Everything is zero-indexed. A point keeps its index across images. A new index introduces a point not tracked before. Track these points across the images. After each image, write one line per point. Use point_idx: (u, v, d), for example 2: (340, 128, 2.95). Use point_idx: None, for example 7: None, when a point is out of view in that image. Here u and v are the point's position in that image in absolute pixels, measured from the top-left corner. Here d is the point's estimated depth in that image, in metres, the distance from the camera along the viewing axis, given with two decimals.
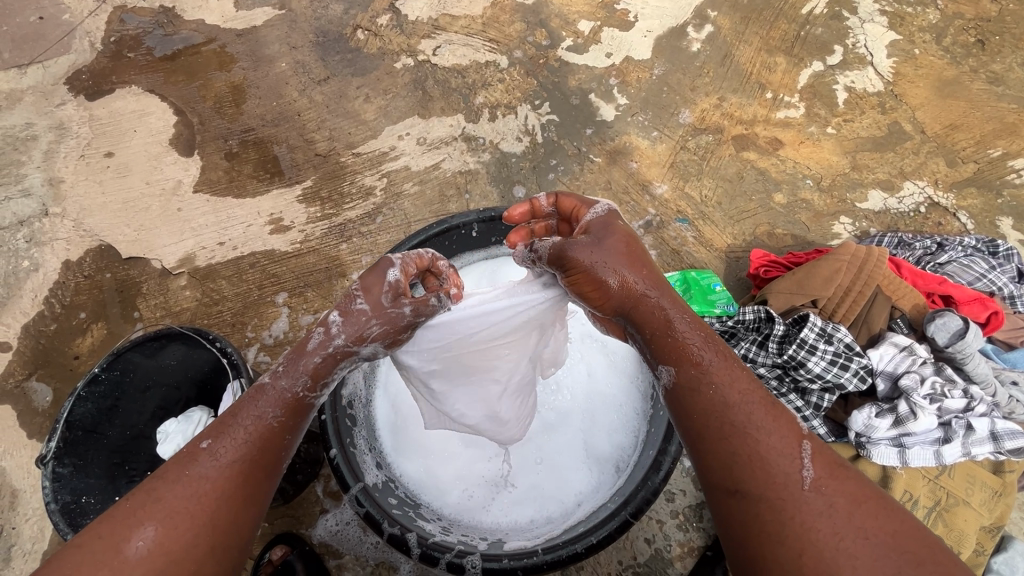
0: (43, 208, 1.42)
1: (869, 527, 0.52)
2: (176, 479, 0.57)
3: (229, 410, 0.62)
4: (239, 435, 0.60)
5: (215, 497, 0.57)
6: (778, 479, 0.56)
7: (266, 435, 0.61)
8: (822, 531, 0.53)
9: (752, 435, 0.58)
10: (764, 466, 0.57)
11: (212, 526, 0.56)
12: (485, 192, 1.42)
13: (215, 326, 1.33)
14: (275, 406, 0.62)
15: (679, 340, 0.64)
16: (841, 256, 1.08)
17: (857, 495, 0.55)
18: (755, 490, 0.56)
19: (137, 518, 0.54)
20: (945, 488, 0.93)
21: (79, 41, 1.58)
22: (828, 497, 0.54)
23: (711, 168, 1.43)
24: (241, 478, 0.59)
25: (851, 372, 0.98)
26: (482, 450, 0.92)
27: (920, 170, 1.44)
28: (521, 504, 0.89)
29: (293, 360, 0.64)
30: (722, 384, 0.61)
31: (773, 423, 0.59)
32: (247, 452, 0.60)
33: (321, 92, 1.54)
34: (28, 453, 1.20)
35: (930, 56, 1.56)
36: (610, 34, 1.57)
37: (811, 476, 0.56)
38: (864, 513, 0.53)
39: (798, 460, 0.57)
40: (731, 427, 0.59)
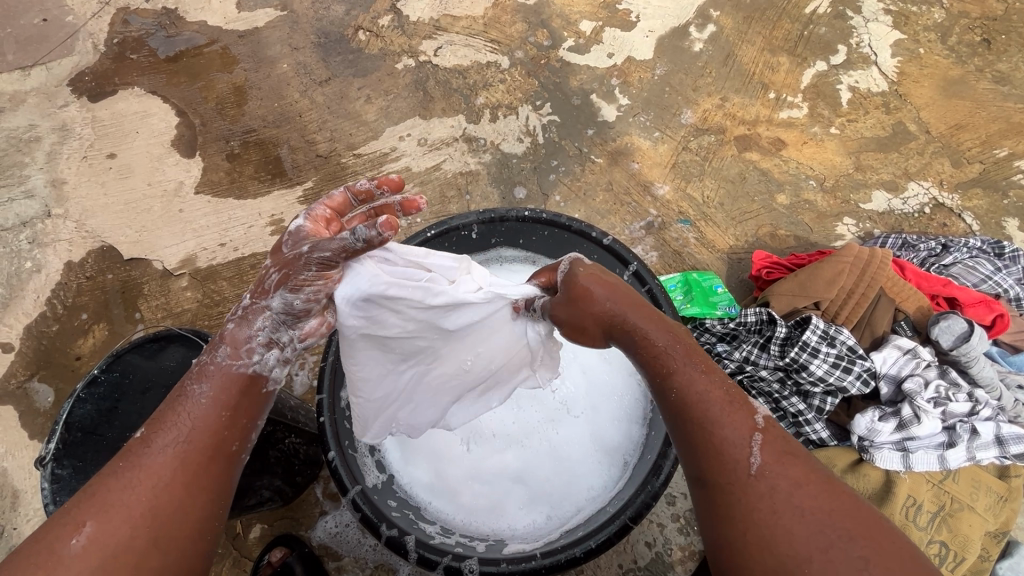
0: (46, 209, 1.42)
1: (808, 507, 0.53)
2: (110, 472, 0.56)
3: (165, 400, 0.61)
4: (171, 419, 0.59)
5: (151, 487, 0.56)
6: (729, 464, 0.57)
7: (201, 414, 0.60)
8: (763, 511, 0.54)
9: (709, 426, 0.59)
10: (717, 455, 0.58)
11: (153, 514, 0.55)
12: (486, 193, 1.42)
13: (215, 327, 1.33)
14: (205, 382, 0.61)
15: (648, 346, 0.65)
16: (843, 258, 1.07)
17: (806, 478, 0.55)
18: (709, 476, 0.58)
19: (75, 515, 0.54)
20: (949, 493, 0.92)
21: (82, 43, 1.58)
22: (771, 480, 0.55)
23: (713, 168, 1.42)
24: (180, 463, 0.57)
25: (854, 375, 0.97)
26: (487, 447, 0.93)
27: (924, 170, 1.43)
28: (533, 501, 0.89)
29: (215, 338, 0.63)
30: (685, 384, 0.62)
31: (729, 415, 0.59)
32: (187, 436, 0.58)
33: (322, 93, 1.54)
34: (29, 454, 1.20)
35: (935, 55, 1.54)
36: (612, 34, 1.56)
37: (760, 463, 0.56)
38: (808, 494, 0.54)
39: (749, 448, 0.57)
40: (691, 419, 0.60)
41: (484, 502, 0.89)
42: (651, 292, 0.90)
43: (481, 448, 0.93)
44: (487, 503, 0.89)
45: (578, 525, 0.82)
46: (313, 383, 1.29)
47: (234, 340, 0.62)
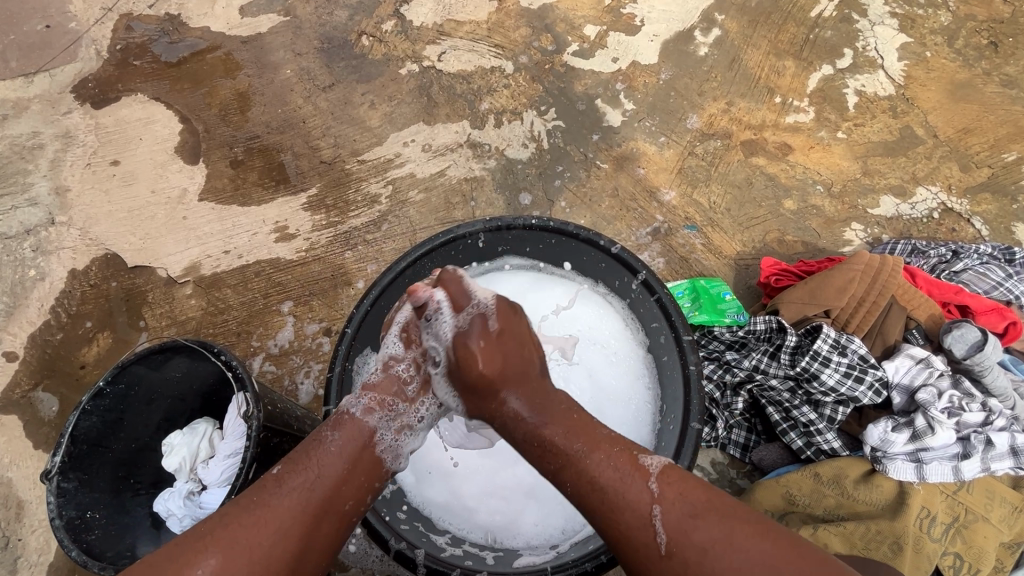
0: (50, 217, 1.42)
1: (729, 553, 0.55)
2: (247, 505, 0.62)
3: (303, 445, 0.69)
4: (304, 466, 0.66)
5: (273, 530, 0.60)
6: (641, 550, 0.60)
7: (328, 462, 0.67)
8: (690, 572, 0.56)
9: (611, 510, 0.62)
10: (628, 538, 0.60)
11: (268, 563, 0.58)
12: (491, 199, 1.41)
13: (220, 336, 1.32)
14: (338, 431, 0.70)
15: (543, 436, 0.68)
16: (854, 266, 1.05)
17: (713, 537, 0.57)
18: (630, 562, 0.60)
19: (204, 545, 0.58)
20: (963, 504, 0.91)
21: (85, 49, 1.58)
22: (683, 554, 0.57)
23: (720, 174, 1.42)
24: (300, 512, 0.62)
25: (866, 385, 0.97)
26: (501, 460, 0.89)
27: (933, 175, 1.42)
28: (550, 515, 0.86)
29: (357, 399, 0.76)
30: (588, 462, 0.64)
31: (625, 484, 0.62)
32: (311, 486, 0.64)
33: (326, 99, 1.53)
34: (34, 464, 1.20)
35: (942, 59, 1.54)
36: (617, 38, 1.55)
37: (665, 533, 0.59)
38: (724, 552, 0.56)
39: (651, 518, 0.60)
40: (593, 487, 0.63)
41: (501, 518, 0.86)
42: (659, 301, 0.88)
43: (496, 459, 0.89)
44: (504, 517, 0.86)
45: (588, 539, 0.81)
46: (318, 392, 1.28)
47: (381, 394, 0.74)
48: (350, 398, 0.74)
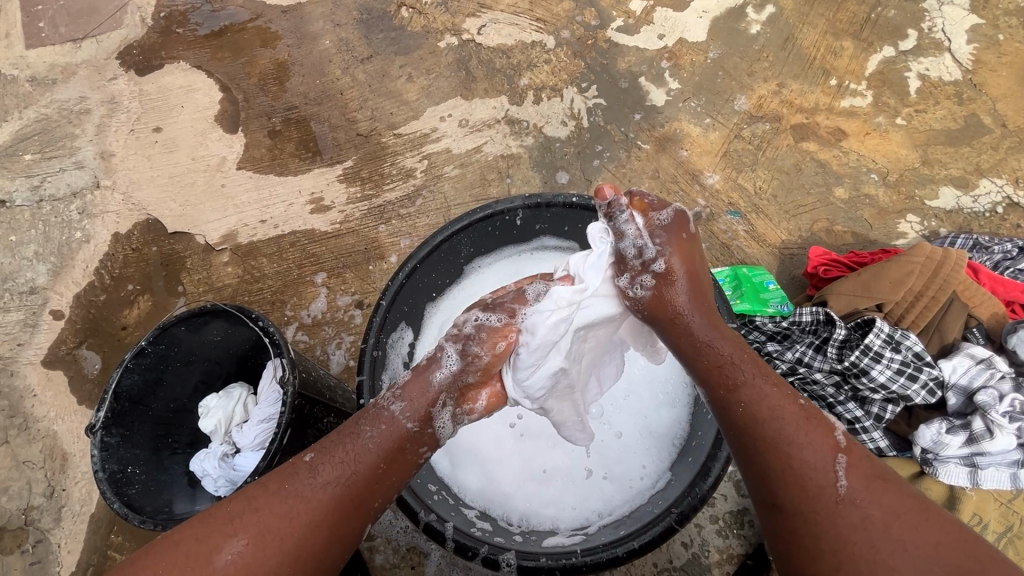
0: (95, 180, 1.45)
1: (907, 540, 0.56)
2: (278, 493, 0.63)
3: (335, 432, 0.70)
4: (338, 457, 0.67)
5: (306, 523, 0.62)
6: (813, 492, 0.61)
7: (364, 459, 0.68)
8: (860, 545, 0.57)
9: (787, 448, 0.63)
10: (801, 480, 0.62)
11: (297, 554, 0.60)
12: (527, 177, 1.38)
13: (255, 304, 1.34)
14: (374, 426, 0.71)
15: (712, 355, 0.72)
16: (914, 258, 1.00)
17: (906, 505, 0.58)
18: (786, 496, 0.62)
19: (233, 527, 0.60)
20: (1018, 513, 0.87)
21: (130, 16, 1.60)
22: (863, 510, 0.59)
23: (767, 158, 1.36)
24: (332, 506, 0.64)
25: (919, 384, 0.92)
26: (535, 443, 0.92)
27: (998, 167, 1.33)
28: (587, 498, 0.86)
29: (410, 387, 0.74)
30: (753, 402, 0.67)
31: (808, 436, 0.64)
32: (342, 479, 0.66)
33: (364, 71, 1.52)
34: (79, 418, 1.25)
35: (1016, 42, 1.43)
36: (663, 14, 1.49)
37: (848, 487, 0.60)
38: (903, 526, 0.57)
39: (834, 474, 0.61)
40: (764, 442, 0.65)
41: (540, 503, 0.87)
42: None
43: (532, 442, 0.92)
44: (543, 500, 0.87)
45: (622, 523, 0.80)
46: (349, 363, 1.29)
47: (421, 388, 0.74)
48: (389, 393, 0.74)
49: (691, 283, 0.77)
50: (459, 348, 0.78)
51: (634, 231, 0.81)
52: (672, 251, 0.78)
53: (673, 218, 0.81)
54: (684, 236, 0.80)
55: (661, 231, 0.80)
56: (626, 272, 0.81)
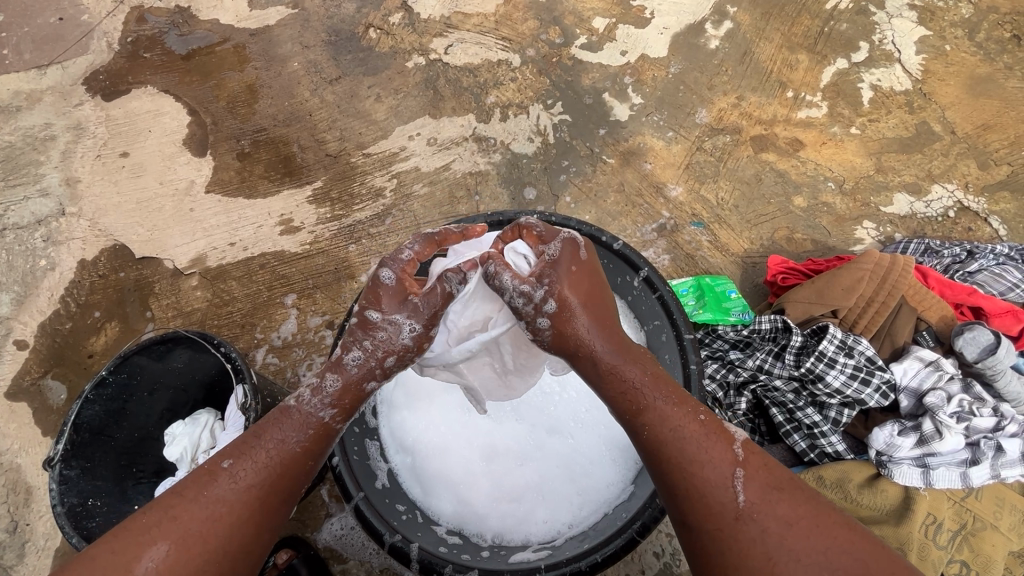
0: (60, 208, 1.43)
1: (800, 552, 0.56)
2: (195, 499, 0.61)
3: (254, 432, 0.66)
4: (261, 458, 0.64)
5: (231, 522, 0.60)
6: (715, 509, 0.60)
7: (289, 458, 0.65)
8: (759, 559, 0.57)
9: (688, 468, 0.62)
10: (705, 500, 0.60)
11: (224, 552, 0.59)
12: (495, 194, 1.40)
13: (224, 327, 1.33)
14: (300, 430, 0.67)
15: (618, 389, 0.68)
16: (864, 265, 1.04)
17: (799, 515, 0.58)
18: (692, 517, 0.61)
19: (150, 537, 0.58)
20: (971, 511, 0.91)
21: (97, 42, 1.59)
22: (761, 522, 0.58)
23: (728, 169, 1.39)
24: (258, 502, 0.62)
25: (872, 388, 0.95)
26: (504, 463, 0.90)
27: (949, 172, 1.38)
28: (559, 512, 0.86)
29: (341, 389, 0.69)
30: (657, 423, 0.65)
31: (710, 453, 0.62)
32: (264, 477, 0.63)
33: (333, 92, 1.53)
34: (43, 450, 1.22)
35: (962, 53, 1.49)
36: (626, 31, 1.53)
37: (746, 501, 0.59)
38: (797, 535, 0.57)
39: (731, 490, 0.60)
40: (671, 463, 0.63)
41: (512, 521, 0.86)
42: (663, 298, 0.86)
43: (502, 462, 0.90)
44: (516, 519, 0.86)
45: (586, 535, 0.81)
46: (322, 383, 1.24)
47: (349, 385, 0.69)
48: (313, 391, 0.68)
49: (595, 314, 0.70)
50: (394, 359, 0.71)
51: (513, 280, 0.69)
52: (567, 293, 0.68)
53: (562, 250, 0.71)
54: (578, 267, 0.71)
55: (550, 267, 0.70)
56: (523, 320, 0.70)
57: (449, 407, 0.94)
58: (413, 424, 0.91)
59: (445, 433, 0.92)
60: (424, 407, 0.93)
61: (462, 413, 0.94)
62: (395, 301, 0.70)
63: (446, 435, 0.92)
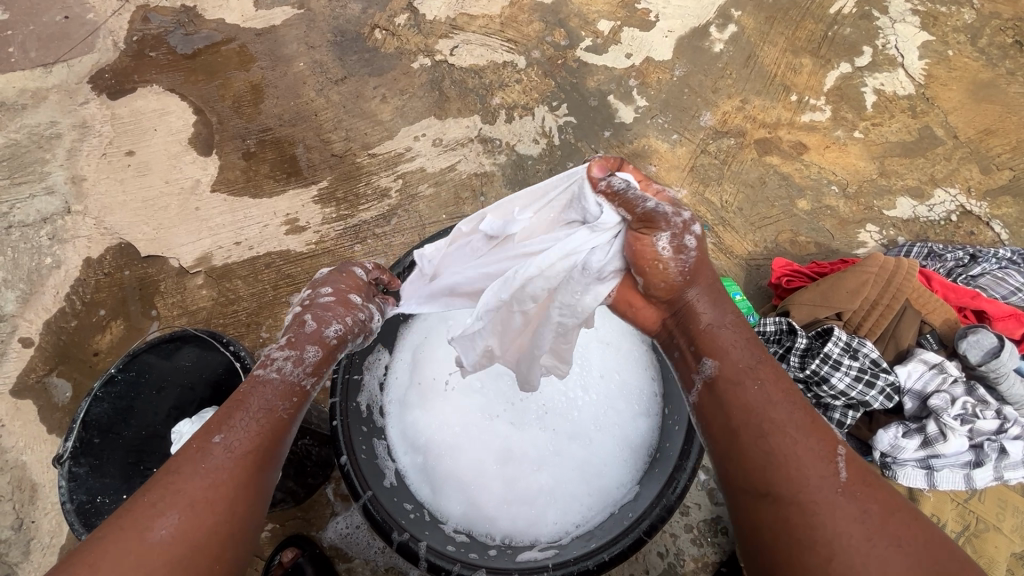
0: (65, 206, 1.44)
1: (899, 537, 0.54)
2: (193, 472, 0.60)
3: (232, 402, 0.66)
4: (251, 425, 0.65)
5: (233, 486, 0.61)
6: (812, 481, 0.58)
7: (276, 422, 0.67)
8: (855, 538, 0.54)
9: (791, 433, 0.61)
10: (802, 470, 0.59)
11: (230, 516, 0.60)
12: (500, 195, 1.41)
13: (229, 326, 1.34)
14: (286, 398, 0.69)
15: (725, 341, 0.68)
16: (868, 268, 1.05)
17: (895, 507, 0.57)
18: (783, 482, 0.59)
19: (155, 510, 0.57)
20: (974, 513, 0.93)
21: (102, 41, 1.60)
22: (863, 504, 0.57)
23: (732, 172, 1.40)
24: (254, 468, 0.63)
25: (877, 390, 0.96)
26: (518, 466, 0.91)
27: (951, 176, 1.39)
28: (568, 511, 0.87)
29: (327, 356, 0.74)
30: (762, 384, 0.65)
31: (811, 427, 0.62)
32: (258, 443, 0.64)
33: (339, 92, 1.53)
34: (48, 448, 1.22)
35: (964, 58, 1.50)
36: (630, 34, 1.53)
37: (846, 478, 0.58)
38: (898, 525, 0.55)
39: (835, 464, 0.59)
40: (771, 424, 0.62)
41: (522, 522, 0.87)
42: None
43: (515, 466, 0.91)
44: (526, 521, 0.87)
45: (593, 535, 0.81)
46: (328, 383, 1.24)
47: (327, 354, 0.75)
48: (286, 357, 0.71)
49: (708, 270, 0.73)
50: (363, 340, 0.80)
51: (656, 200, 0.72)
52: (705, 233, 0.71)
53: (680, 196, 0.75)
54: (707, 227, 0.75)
55: (682, 203, 0.73)
56: (665, 230, 0.69)
57: (466, 408, 0.95)
58: (425, 423, 0.93)
59: (460, 435, 0.93)
60: (436, 407, 0.94)
61: (481, 415, 0.95)
62: (364, 292, 0.83)
63: (457, 437, 0.93)
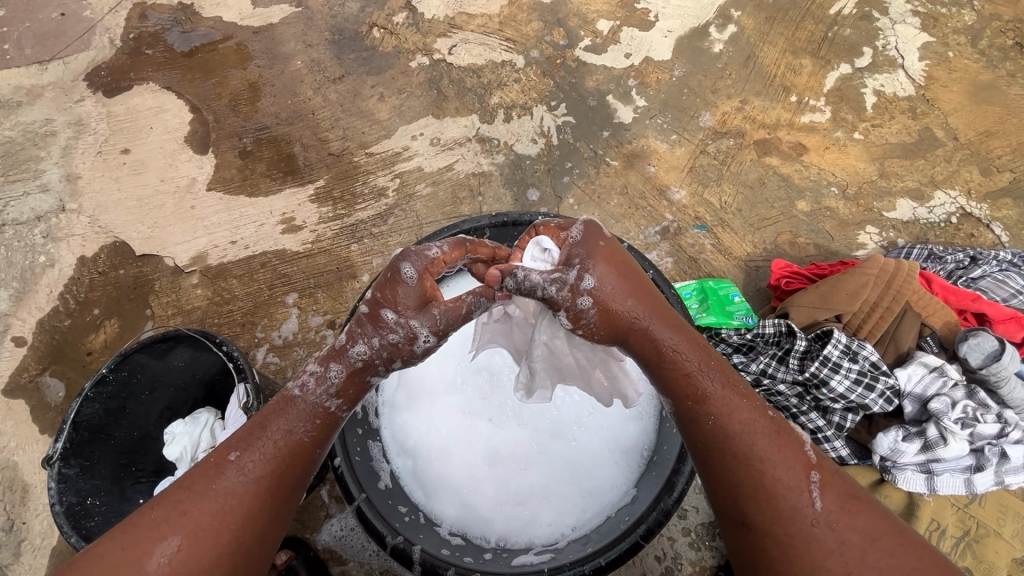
0: (60, 204, 1.42)
1: (876, 560, 0.55)
2: (203, 493, 0.60)
3: (256, 420, 0.65)
4: (269, 450, 0.63)
5: (241, 514, 0.60)
6: (786, 513, 0.58)
7: (296, 448, 0.64)
8: (833, 569, 0.56)
9: (759, 466, 0.61)
10: (773, 501, 0.59)
11: (236, 544, 0.59)
12: (498, 195, 1.40)
13: (224, 326, 1.32)
14: (307, 421, 0.65)
15: (680, 376, 0.65)
16: (869, 270, 1.04)
17: (881, 529, 0.57)
18: (758, 515, 0.59)
19: (162, 531, 0.57)
20: (974, 517, 0.92)
21: (99, 38, 1.59)
22: (840, 534, 0.57)
23: (732, 173, 1.39)
24: (267, 495, 0.62)
25: (876, 394, 0.95)
26: (507, 467, 0.90)
27: (951, 178, 1.39)
28: (562, 514, 0.86)
29: (353, 377, 0.67)
30: (722, 415, 0.63)
31: (780, 452, 0.61)
32: (272, 469, 0.62)
33: (336, 91, 1.52)
34: (40, 448, 1.21)
35: (965, 60, 1.50)
36: (630, 33, 1.53)
37: (822, 508, 0.58)
38: (878, 549, 0.56)
39: (808, 494, 0.59)
40: (735, 458, 0.61)
41: (516, 524, 0.86)
42: (668, 301, 0.85)
43: (505, 466, 0.89)
44: (520, 523, 0.86)
45: (589, 539, 0.80)
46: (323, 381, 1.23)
47: (353, 374, 0.67)
48: (308, 374, 0.66)
49: (636, 296, 0.68)
50: (400, 362, 0.68)
51: (541, 275, 0.67)
52: (602, 268, 0.67)
53: (584, 232, 0.69)
54: (606, 248, 0.69)
55: (580, 245, 0.68)
56: (560, 309, 0.67)
57: (454, 407, 0.93)
58: (415, 425, 0.91)
59: (449, 437, 0.91)
60: (427, 408, 0.93)
61: (463, 415, 0.93)
62: (418, 302, 0.66)
63: (447, 438, 0.91)
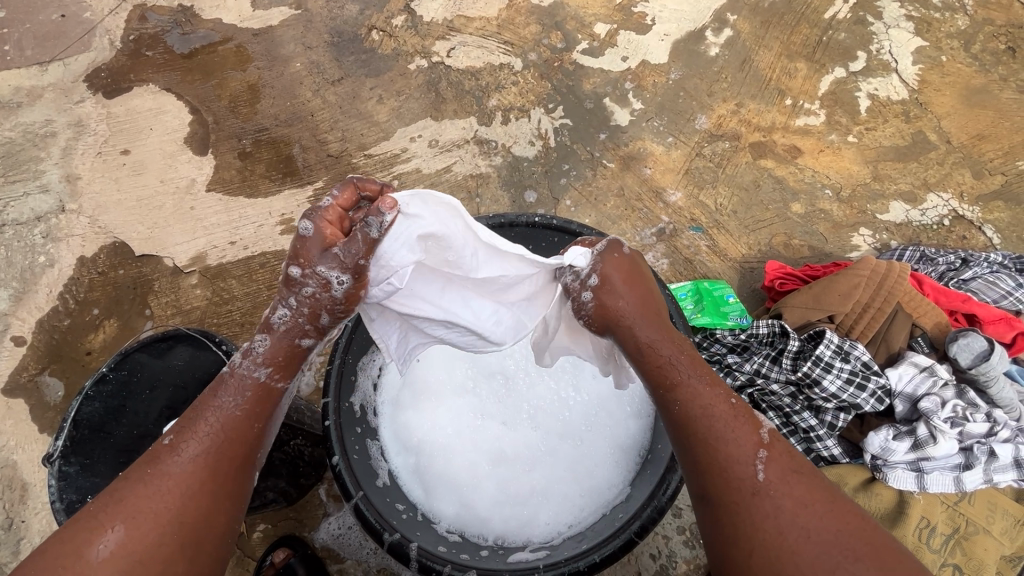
0: (60, 204, 1.43)
1: (816, 530, 0.56)
2: (141, 479, 0.60)
3: (193, 407, 0.66)
4: (202, 429, 0.64)
5: (180, 493, 0.60)
6: (734, 484, 0.60)
7: (231, 423, 0.65)
8: (771, 533, 0.57)
9: (714, 442, 0.62)
10: (724, 474, 0.61)
11: (179, 523, 0.59)
12: (496, 196, 1.41)
13: (223, 326, 1.33)
14: (237, 395, 0.66)
15: (651, 362, 0.69)
16: (860, 271, 1.05)
17: (817, 497, 0.58)
18: (713, 489, 0.61)
19: (101, 522, 0.57)
20: (964, 515, 0.93)
21: (99, 39, 1.59)
22: (777, 500, 0.58)
23: (727, 175, 1.41)
24: (205, 472, 0.62)
25: (868, 393, 0.96)
26: (510, 467, 0.92)
27: (944, 181, 1.40)
28: (559, 512, 0.87)
29: (275, 347, 0.69)
30: (687, 398, 0.65)
31: (734, 431, 0.63)
32: (208, 446, 0.63)
33: (335, 93, 1.53)
34: (40, 448, 1.22)
35: (958, 64, 1.51)
36: (627, 37, 1.54)
37: (766, 479, 0.60)
38: (817, 517, 0.57)
39: (754, 467, 0.60)
40: (695, 436, 0.63)
41: (514, 523, 0.87)
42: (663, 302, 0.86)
43: (507, 467, 0.92)
44: (518, 521, 0.87)
45: (584, 536, 0.81)
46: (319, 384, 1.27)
47: (279, 340, 0.69)
48: (242, 350, 0.69)
49: (635, 294, 0.75)
50: (327, 314, 0.70)
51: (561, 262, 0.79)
52: (608, 270, 0.76)
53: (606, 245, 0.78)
54: (621, 260, 0.78)
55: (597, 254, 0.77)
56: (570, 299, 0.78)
57: (457, 408, 0.96)
58: (418, 425, 0.93)
59: (452, 437, 0.94)
60: (431, 409, 0.95)
61: (474, 416, 0.96)
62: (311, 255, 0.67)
63: (451, 437, 0.94)
